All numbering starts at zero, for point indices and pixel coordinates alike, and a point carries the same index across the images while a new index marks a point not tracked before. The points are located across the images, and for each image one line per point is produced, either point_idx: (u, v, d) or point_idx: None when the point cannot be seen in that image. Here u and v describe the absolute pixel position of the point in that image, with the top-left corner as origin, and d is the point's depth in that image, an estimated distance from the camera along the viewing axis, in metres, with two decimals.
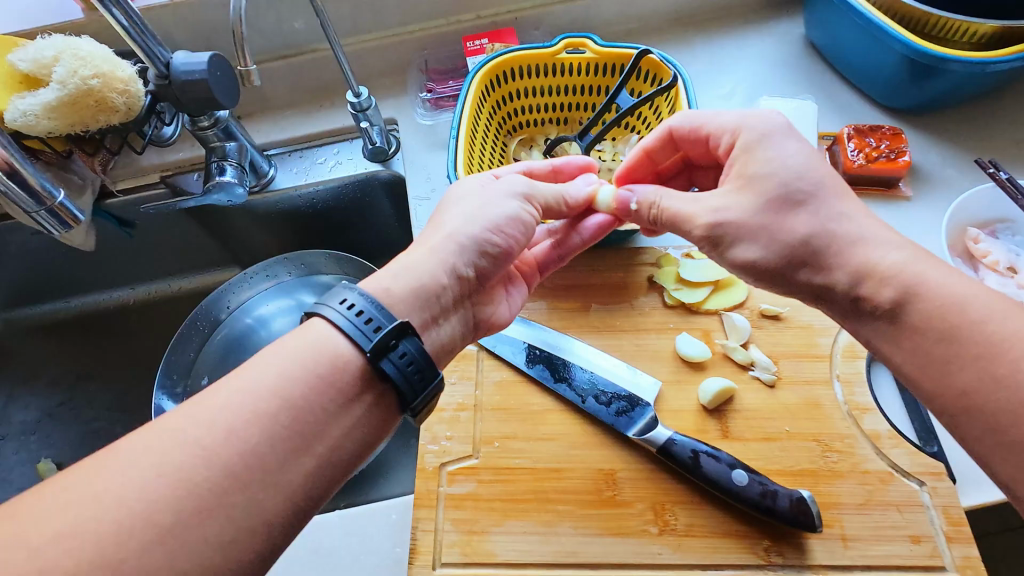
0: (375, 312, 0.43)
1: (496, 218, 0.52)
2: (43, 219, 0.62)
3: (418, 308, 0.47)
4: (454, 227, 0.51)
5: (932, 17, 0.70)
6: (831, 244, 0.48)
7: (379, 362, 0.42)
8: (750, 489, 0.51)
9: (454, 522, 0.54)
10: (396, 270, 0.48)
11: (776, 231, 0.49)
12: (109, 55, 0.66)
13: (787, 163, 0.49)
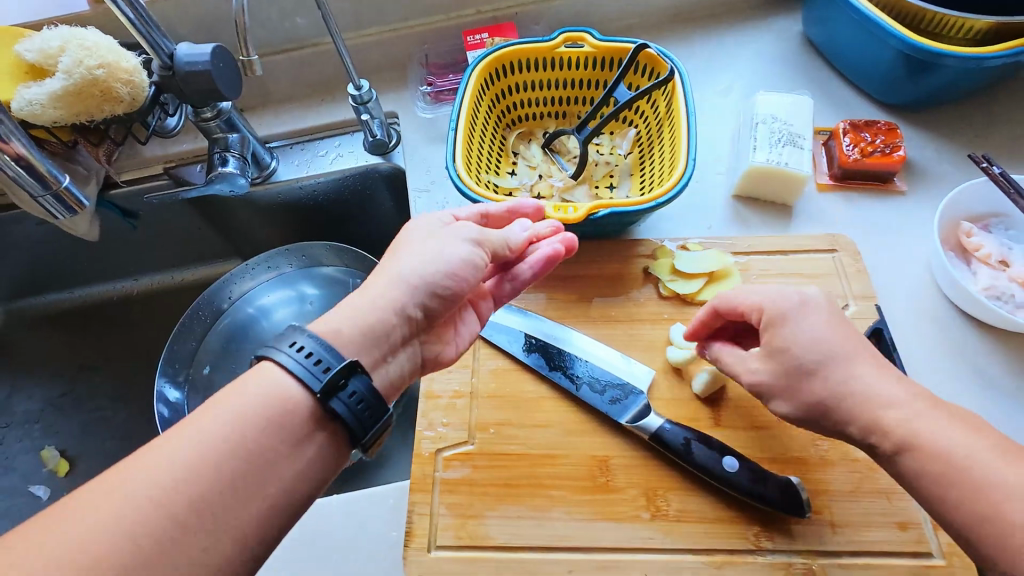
0: (324, 354, 0.43)
1: (450, 265, 0.50)
2: (51, 205, 0.63)
3: (366, 346, 0.47)
4: (404, 269, 0.49)
5: (928, 13, 0.70)
6: (838, 407, 0.47)
7: (328, 401, 0.43)
8: (741, 475, 0.52)
9: (449, 506, 0.55)
10: (345, 310, 0.47)
11: (795, 391, 0.48)
12: (114, 46, 0.67)
13: (810, 338, 0.48)
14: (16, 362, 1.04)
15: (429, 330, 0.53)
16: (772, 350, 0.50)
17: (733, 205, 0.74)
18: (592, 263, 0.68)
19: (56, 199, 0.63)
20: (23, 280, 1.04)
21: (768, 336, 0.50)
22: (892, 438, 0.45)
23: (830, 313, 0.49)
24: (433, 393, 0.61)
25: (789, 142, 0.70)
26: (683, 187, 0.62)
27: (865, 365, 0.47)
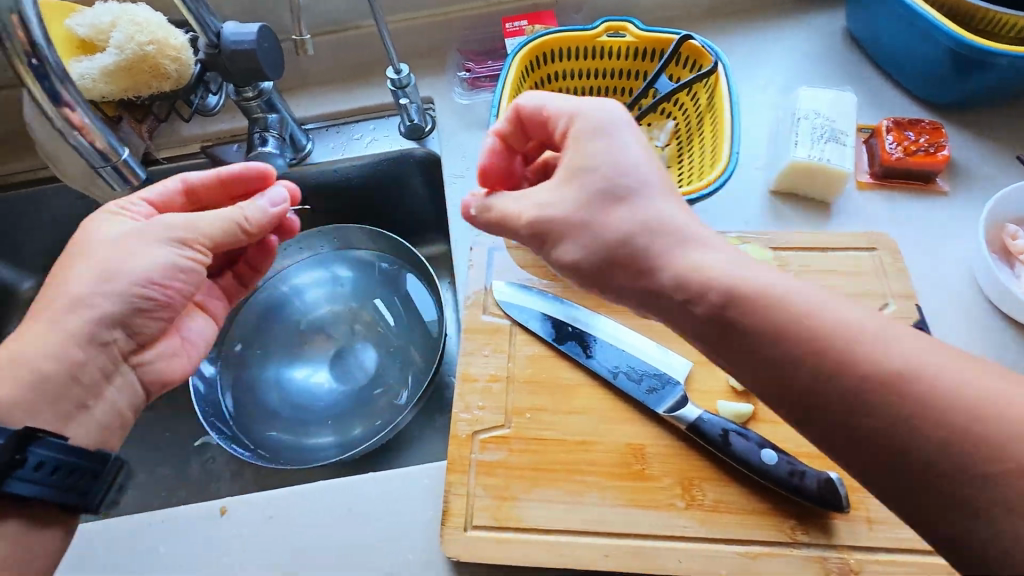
0: (51, 462, 0.46)
1: (152, 274, 0.53)
2: (110, 178, 0.54)
3: (47, 400, 0.49)
4: (133, 278, 0.52)
5: (980, 11, 0.70)
6: (654, 240, 0.44)
7: (7, 483, 0.45)
8: (778, 468, 0.52)
9: (486, 487, 0.56)
10: (24, 347, 0.50)
11: (579, 228, 0.46)
12: (163, 23, 0.68)
13: (629, 157, 0.46)
14: None
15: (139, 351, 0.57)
16: (604, 199, 0.45)
17: (770, 200, 0.74)
18: None
19: (116, 171, 0.54)
20: (58, 253, 1.05)
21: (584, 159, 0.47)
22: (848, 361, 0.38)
23: (624, 135, 0.47)
24: (470, 375, 0.62)
25: (832, 138, 0.69)
26: (726, 179, 0.62)
27: (671, 200, 0.45)
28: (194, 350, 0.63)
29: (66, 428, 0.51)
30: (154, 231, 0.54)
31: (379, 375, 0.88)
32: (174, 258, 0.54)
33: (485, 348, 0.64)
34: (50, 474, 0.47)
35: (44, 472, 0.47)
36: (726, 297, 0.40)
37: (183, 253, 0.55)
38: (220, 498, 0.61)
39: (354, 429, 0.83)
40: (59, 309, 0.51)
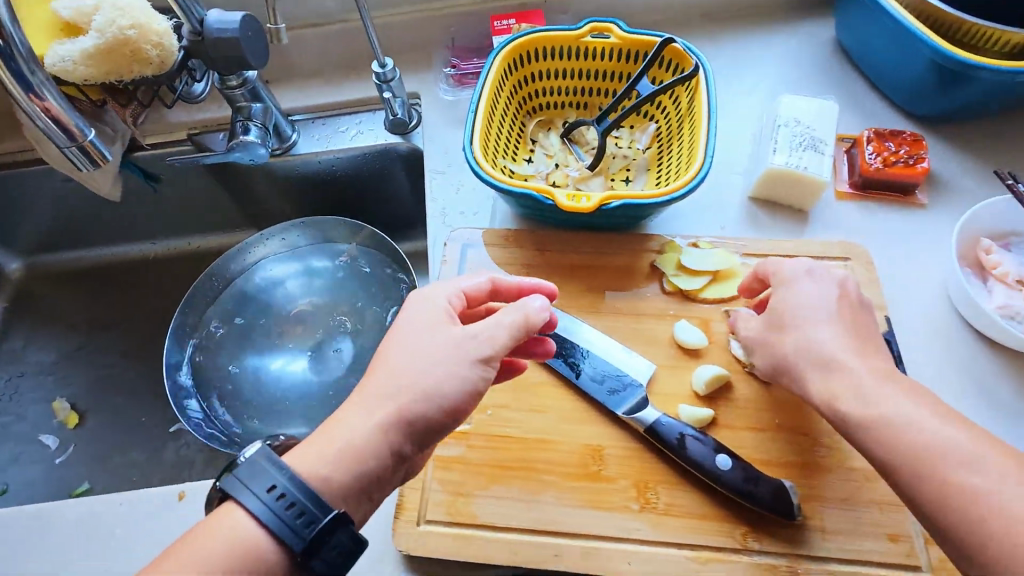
0: (305, 502, 0.42)
1: (445, 393, 0.48)
2: (76, 158, 0.54)
3: (354, 495, 0.45)
4: (403, 403, 0.47)
5: (963, 25, 0.68)
6: (824, 367, 0.50)
7: (307, 553, 0.41)
8: (733, 475, 0.51)
9: (441, 482, 0.56)
10: (397, 382, 0.48)
11: (775, 342, 0.54)
12: (148, 9, 0.68)
13: (813, 300, 0.54)
14: (33, 315, 1.05)
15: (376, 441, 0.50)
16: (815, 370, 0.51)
17: (748, 205, 0.73)
18: (601, 254, 0.68)
19: (82, 152, 0.53)
20: (45, 235, 1.06)
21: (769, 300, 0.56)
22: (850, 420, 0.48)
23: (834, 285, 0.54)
24: None
25: (811, 147, 0.69)
26: (697, 184, 0.62)
27: (846, 343, 0.51)
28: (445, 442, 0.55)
29: (339, 496, 0.44)
30: (462, 349, 0.49)
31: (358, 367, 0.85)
32: (454, 382, 0.48)
33: None
34: (322, 533, 0.42)
35: (294, 514, 0.42)
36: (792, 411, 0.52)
37: (486, 372, 0.50)
38: (179, 484, 0.62)
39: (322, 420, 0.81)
40: (377, 402, 0.47)
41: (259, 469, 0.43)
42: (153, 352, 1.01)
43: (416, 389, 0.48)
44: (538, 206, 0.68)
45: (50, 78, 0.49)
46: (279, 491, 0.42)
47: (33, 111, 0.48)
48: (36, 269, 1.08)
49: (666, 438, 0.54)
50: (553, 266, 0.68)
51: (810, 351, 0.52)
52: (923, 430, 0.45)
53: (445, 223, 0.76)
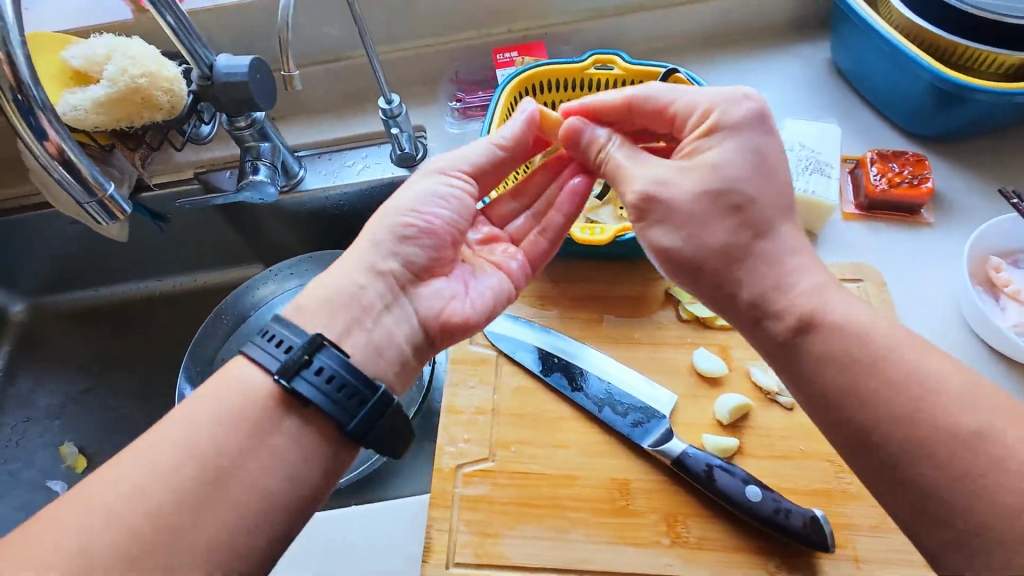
0: (286, 335, 0.47)
1: (413, 198, 0.56)
2: (95, 212, 0.53)
3: (334, 312, 0.51)
4: (373, 226, 0.55)
5: (959, 47, 0.70)
6: (750, 253, 0.47)
7: (294, 379, 0.45)
8: (764, 505, 0.51)
9: (468, 523, 0.56)
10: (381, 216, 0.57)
11: (700, 231, 0.48)
12: (157, 57, 0.69)
13: (734, 161, 0.48)
14: (38, 358, 1.04)
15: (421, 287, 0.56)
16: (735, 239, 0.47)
17: None
18: (616, 282, 0.68)
19: (101, 206, 0.53)
20: (49, 277, 1.04)
21: (693, 144, 0.51)
22: (784, 313, 0.45)
23: (771, 133, 0.50)
24: (455, 408, 0.62)
25: (817, 170, 0.71)
26: None
27: (810, 255, 0.47)
28: (476, 304, 0.57)
29: (323, 321, 0.50)
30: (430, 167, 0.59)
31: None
32: (421, 189, 0.57)
33: (471, 380, 0.63)
34: (300, 361, 0.46)
35: (284, 350, 0.47)
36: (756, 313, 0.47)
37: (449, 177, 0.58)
38: None
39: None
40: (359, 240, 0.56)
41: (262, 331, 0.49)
42: (162, 391, 1.00)
43: (383, 217, 0.56)
44: None
45: (67, 129, 0.49)
46: (273, 335, 0.47)
47: (51, 166, 0.48)
48: (39, 310, 1.07)
49: (695, 470, 0.54)
50: (566, 296, 0.68)
51: (773, 248, 0.47)
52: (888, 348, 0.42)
53: None
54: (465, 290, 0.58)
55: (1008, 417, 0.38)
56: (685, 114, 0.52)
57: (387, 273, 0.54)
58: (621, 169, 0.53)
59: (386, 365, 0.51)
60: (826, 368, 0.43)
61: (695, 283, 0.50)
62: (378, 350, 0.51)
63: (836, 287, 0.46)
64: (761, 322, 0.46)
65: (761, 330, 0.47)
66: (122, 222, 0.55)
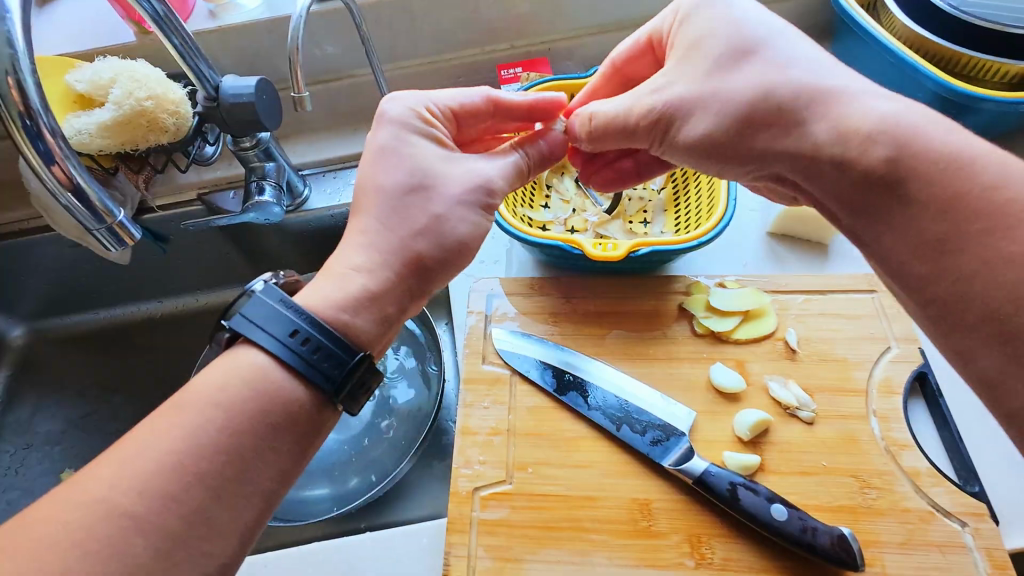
0: (322, 341, 0.42)
1: (455, 236, 0.47)
2: (104, 238, 0.53)
3: (380, 336, 0.46)
4: (409, 256, 0.46)
5: (962, 57, 0.70)
6: (799, 102, 0.44)
7: (342, 400, 0.43)
8: (790, 524, 0.51)
9: (488, 549, 0.54)
10: (405, 232, 0.46)
11: (726, 87, 0.46)
12: (163, 79, 0.68)
13: (735, 18, 0.47)
14: (37, 383, 1.02)
15: None
16: (766, 87, 0.45)
17: (767, 241, 0.73)
18: (628, 298, 0.67)
19: (110, 232, 0.52)
20: (48, 301, 1.03)
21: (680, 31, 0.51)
22: (866, 148, 0.40)
23: None
24: (469, 429, 0.61)
25: None
26: (723, 227, 0.63)
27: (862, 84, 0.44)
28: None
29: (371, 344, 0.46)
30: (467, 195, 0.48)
31: (383, 419, 0.82)
32: (459, 223, 0.48)
33: (485, 400, 0.62)
34: (342, 371, 0.42)
35: (320, 356, 0.42)
36: (831, 145, 0.42)
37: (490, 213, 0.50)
38: None
39: (350, 480, 0.77)
40: (365, 251, 0.46)
41: (276, 313, 0.42)
42: None
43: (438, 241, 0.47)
44: (564, 255, 0.67)
45: (76, 153, 0.48)
46: (298, 331, 0.41)
47: (59, 193, 0.47)
48: (37, 335, 1.05)
49: (718, 490, 0.53)
50: (578, 311, 0.68)
51: (816, 83, 0.44)
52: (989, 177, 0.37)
53: (465, 273, 0.75)
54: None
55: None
56: (662, 29, 0.54)
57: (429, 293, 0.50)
58: (614, 118, 0.52)
59: None
60: (913, 210, 0.39)
61: (745, 151, 0.47)
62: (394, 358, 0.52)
63: (929, 114, 0.41)
64: (838, 170, 0.42)
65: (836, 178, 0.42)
66: (131, 248, 0.54)
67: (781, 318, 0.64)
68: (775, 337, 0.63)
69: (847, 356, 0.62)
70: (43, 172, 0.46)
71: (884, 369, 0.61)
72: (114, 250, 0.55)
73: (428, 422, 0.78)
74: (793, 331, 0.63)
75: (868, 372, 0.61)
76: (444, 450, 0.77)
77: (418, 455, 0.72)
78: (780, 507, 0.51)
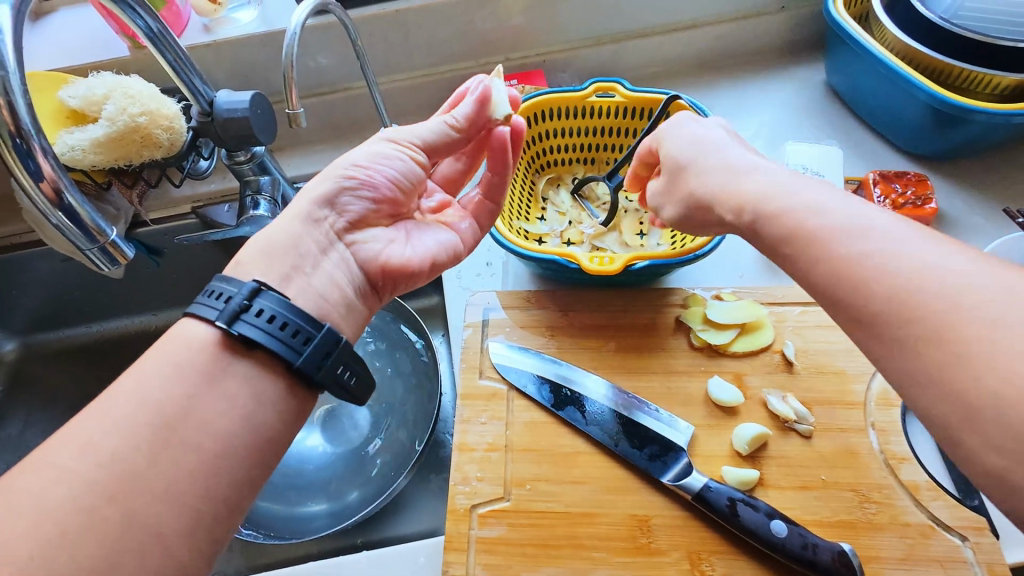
0: (223, 287, 0.45)
1: (347, 158, 0.55)
2: (96, 257, 0.52)
3: (276, 258, 0.50)
4: (312, 181, 0.55)
5: (954, 68, 0.70)
6: (754, 165, 0.50)
7: (235, 323, 0.43)
8: (791, 541, 0.50)
9: (485, 567, 0.54)
10: (322, 173, 0.56)
11: (705, 150, 0.53)
12: (156, 94, 0.68)
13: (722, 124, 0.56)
14: (30, 399, 1.01)
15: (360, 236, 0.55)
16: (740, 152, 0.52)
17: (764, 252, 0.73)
18: (625, 311, 0.67)
19: (102, 252, 0.52)
20: (41, 314, 1.02)
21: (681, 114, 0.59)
22: (771, 207, 0.46)
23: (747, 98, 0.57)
24: (466, 445, 0.60)
25: None
26: (720, 240, 0.62)
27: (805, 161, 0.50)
28: (417, 249, 0.57)
29: (266, 269, 0.49)
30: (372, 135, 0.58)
31: (379, 432, 0.81)
32: (355, 150, 0.56)
33: (481, 415, 0.62)
34: (235, 302, 0.44)
35: (221, 299, 0.45)
36: (748, 202, 0.47)
37: (391, 143, 0.56)
38: None
39: (347, 495, 0.76)
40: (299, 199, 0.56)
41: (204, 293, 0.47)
42: None
43: (324, 170, 0.55)
44: (560, 268, 0.67)
45: (67, 171, 0.47)
46: (206, 288, 0.46)
47: (49, 212, 0.47)
48: (31, 349, 1.04)
49: (717, 506, 0.53)
50: (575, 324, 0.67)
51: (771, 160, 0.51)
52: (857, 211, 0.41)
53: (462, 286, 0.75)
54: (407, 239, 0.57)
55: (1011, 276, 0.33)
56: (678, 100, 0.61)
57: (325, 220, 0.53)
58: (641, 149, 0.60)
59: (330, 306, 0.51)
60: (802, 240, 0.42)
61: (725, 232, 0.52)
62: (326, 296, 0.51)
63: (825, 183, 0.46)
64: (754, 224, 0.48)
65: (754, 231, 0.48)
66: (124, 267, 0.54)
67: (777, 331, 0.64)
68: (772, 349, 0.63)
69: (845, 368, 0.62)
70: (32, 190, 0.45)
71: (882, 381, 0.60)
72: (107, 270, 0.54)
73: (424, 435, 0.77)
74: (791, 344, 0.63)
75: (866, 386, 0.61)
76: (440, 464, 0.76)
77: (415, 470, 0.72)
78: (780, 522, 0.51)
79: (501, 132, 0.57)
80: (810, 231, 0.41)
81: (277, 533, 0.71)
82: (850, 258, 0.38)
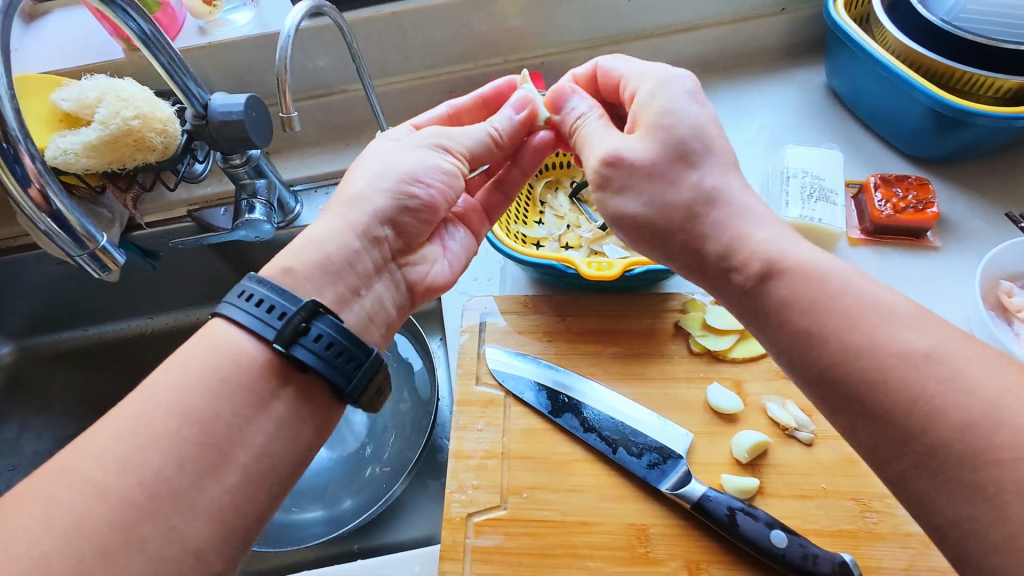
0: (277, 299, 0.43)
1: (403, 169, 0.53)
2: (86, 263, 0.51)
3: (327, 280, 0.48)
4: (364, 190, 0.52)
5: (956, 72, 0.69)
6: (712, 210, 0.46)
7: (292, 347, 0.42)
8: (791, 552, 0.50)
9: None
10: (368, 177, 0.53)
11: (663, 189, 0.47)
12: (150, 97, 0.67)
13: (688, 125, 0.49)
14: (24, 403, 1.00)
15: (405, 253, 0.55)
16: (701, 180, 0.47)
17: None
18: (624, 316, 0.66)
19: (92, 257, 0.51)
20: (36, 318, 1.01)
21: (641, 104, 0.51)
22: (747, 263, 0.44)
23: (700, 99, 0.51)
24: (463, 452, 0.59)
25: (822, 197, 0.74)
26: None
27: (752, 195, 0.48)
28: (453, 261, 0.60)
29: (320, 287, 0.47)
30: (419, 139, 0.56)
31: (376, 437, 0.81)
32: (407, 159, 0.54)
33: (478, 422, 0.61)
34: (291, 321, 0.43)
35: (274, 314, 0.43)
36: (731, 250, 0.45)
37: (446, 157, 0.56)
38: None
39: (344, 500, 0.76)
40: (335, 202, 0.52)
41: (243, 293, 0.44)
42: None
43: (374, 180, 0.53)
44: (559, 274, 0.66)
45: (55, 175, 0.47)
46: (254, 296, 0.43)
47: (38, 217, 0.46)
48: (26, 352, 1.03)
49: (716, 516, 0.52)
50: (573, 330, 0.67)
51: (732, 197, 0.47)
52: (850, 288, 0.40)
53: (459, 291, 0.74)
54: (444, 251, 0.59)
55: (959, 340, 0.37)
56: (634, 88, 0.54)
57: (381, 238, 0.52)
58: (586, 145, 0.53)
59: (374, 328, 0.51)
60: (785, 314, 0.41)
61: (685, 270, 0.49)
62: (372, 317, 0.51)
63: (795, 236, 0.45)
64: (726, 274, 0.45)
65: (727, 283, 0.46)
66: (115, 273, 0.53)
67: None
68: (772, 355, 0.63)
69: None
70: (19, 195, 0.45)
71: None
72: (97, 276, 0.53)
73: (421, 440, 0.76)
74: None
75: None
76: (437, 469, 0.75)
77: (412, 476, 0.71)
78: (780, 533, 0.50)
79: (539, 138, 0.61)
80: (800, 309, 0.41)
81: (274, 541, 0.70)
82: (844, 348, 0.38)
